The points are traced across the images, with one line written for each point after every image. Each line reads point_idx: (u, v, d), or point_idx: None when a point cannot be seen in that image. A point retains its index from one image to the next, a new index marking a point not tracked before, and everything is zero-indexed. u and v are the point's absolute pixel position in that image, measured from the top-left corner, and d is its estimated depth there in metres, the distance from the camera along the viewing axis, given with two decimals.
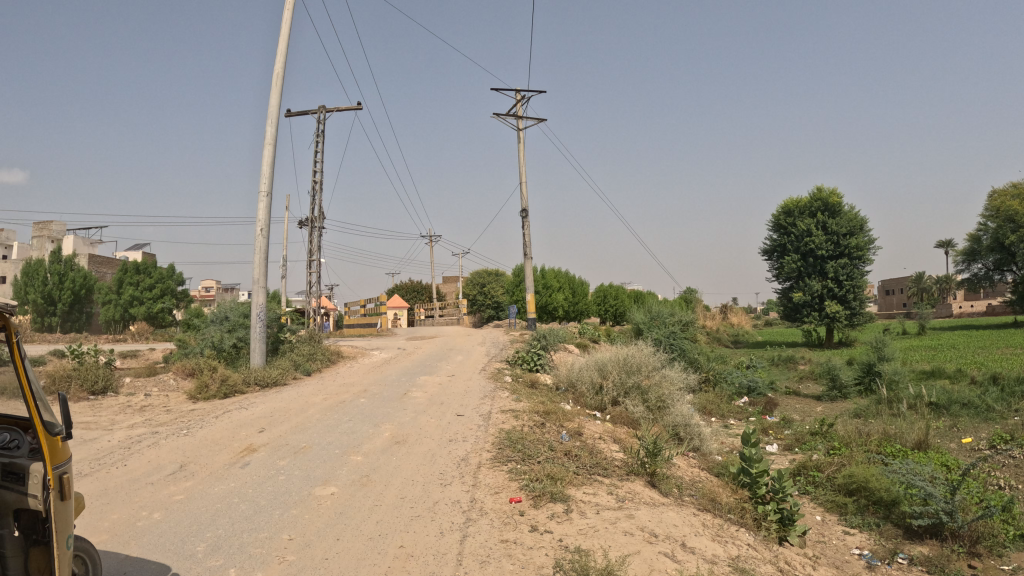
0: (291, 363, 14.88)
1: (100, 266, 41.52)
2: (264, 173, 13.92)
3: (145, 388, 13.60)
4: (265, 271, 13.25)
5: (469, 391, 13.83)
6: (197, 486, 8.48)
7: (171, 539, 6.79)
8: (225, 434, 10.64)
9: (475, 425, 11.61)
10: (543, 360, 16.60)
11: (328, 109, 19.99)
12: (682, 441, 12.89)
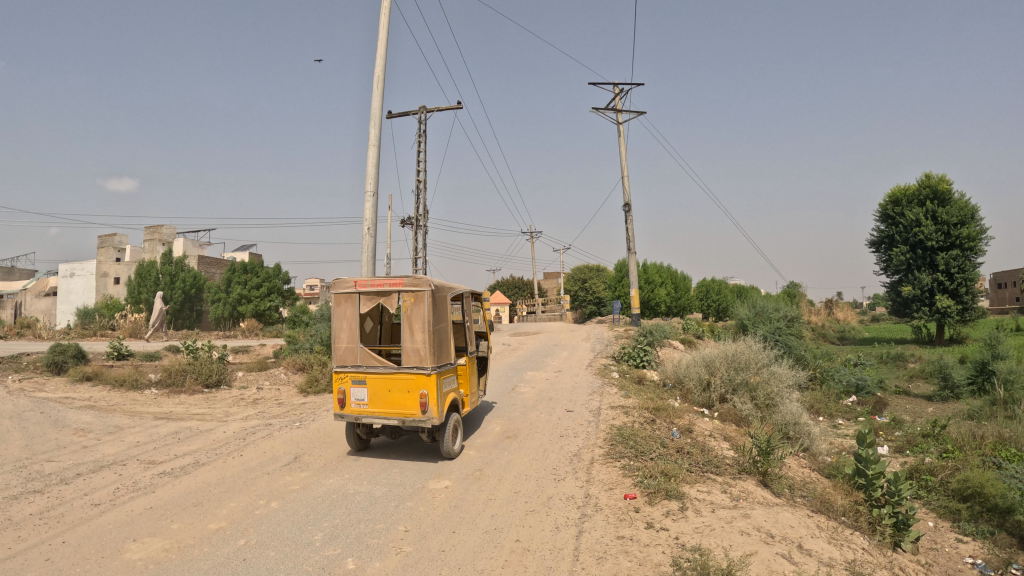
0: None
1: (210, 267, 43.72)
2: (370, 173, 14.15)
3: (257, 382, 14.16)
4: (372, 269, 13.48)
5: (577, 387, 13.71)
6: (312, 477, 8.51)
7: (288, 527, 6.76)
8: (338, 427, 10.79)
9: (586, 421, 11.45)
10: (650, 356, 16.44)
11: (427, 109, 20.24)
12: (792, 441, 12.34)
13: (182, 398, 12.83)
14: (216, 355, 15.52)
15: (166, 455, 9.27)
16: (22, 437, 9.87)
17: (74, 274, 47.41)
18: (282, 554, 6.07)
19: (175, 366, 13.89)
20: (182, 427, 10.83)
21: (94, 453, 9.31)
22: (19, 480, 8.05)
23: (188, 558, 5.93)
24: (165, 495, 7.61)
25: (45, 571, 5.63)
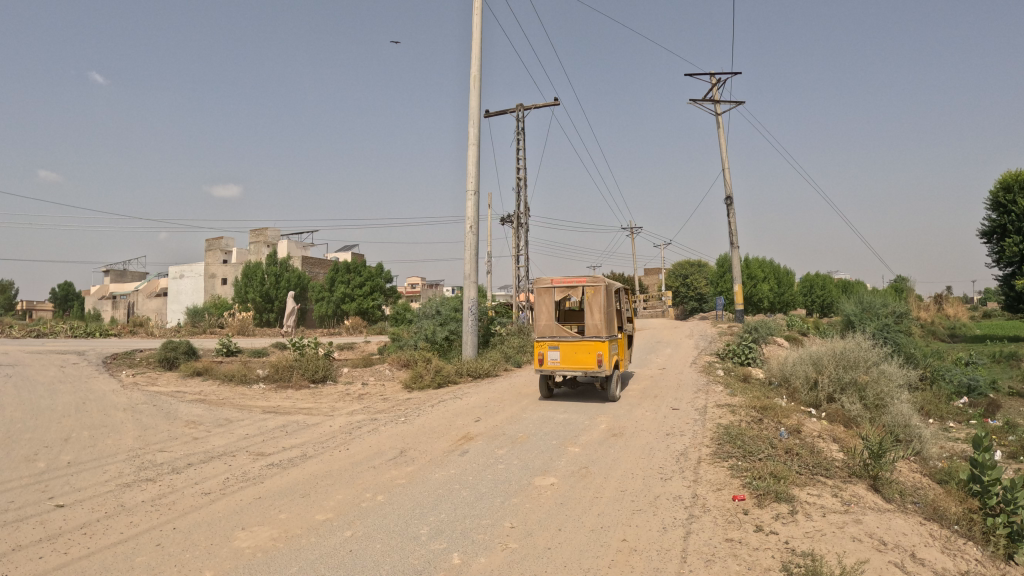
0: (502, 355, 15.52)
1: (313, 266, 45.29)
2: (471, 171, 14.32)
3: (362, 377, 14.52)
4: (475, 267, 13.63)
5: (683, 385, 13.54)
6: (418, 471, 8.65)
7: (394, 521, 6.86)
8: (443, 423, 10.95)
9: (692, 420, 11.24)
10: (755, 354, 16.06)
11: (524, 106, 20.41)
12: (902, 443, 11.76)
13: (290, 393, 13.26)
14: (322, 351, 16.00)
15: (275, 447, 9.58)
16: (137, 428, 10.40)
17: (183, 274, 49.94)
18: (389, 547, 6.15)
19: (282, 363, 14.34)
20: (290, 420, 11.18)
21: (203, 444, 9.70)
22: (132, 468, 8.46)
23: (294, 548, 6.07)
24: (273, 486, 7.86)
25: (156, 556, 5.86)
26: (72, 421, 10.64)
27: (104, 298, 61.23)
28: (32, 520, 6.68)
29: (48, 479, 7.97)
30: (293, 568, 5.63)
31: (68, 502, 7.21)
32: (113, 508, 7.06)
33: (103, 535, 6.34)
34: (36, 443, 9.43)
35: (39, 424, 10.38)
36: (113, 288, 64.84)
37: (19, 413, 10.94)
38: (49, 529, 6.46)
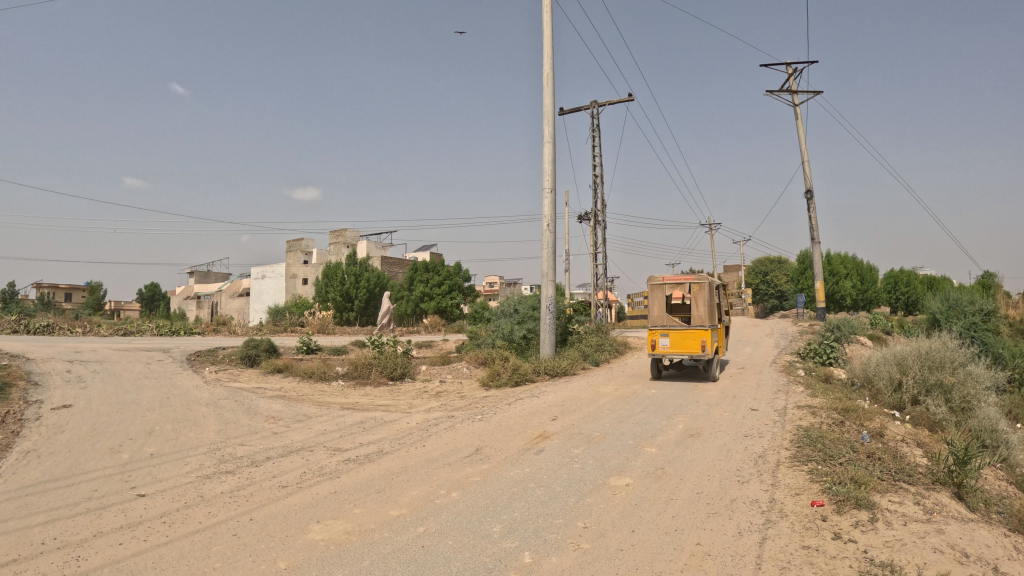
0: (578, 353, 15.67)
1: (393, 266, 46.06)
2: (548, 170, 14.34)
3: (440, 374, 14.78)
4: (553, 264, 13.64)
5: (762, 384, 13.31)
6: (494, 469, 8.70)
7: (468, 518, 6.92)
8: (519, 421, 11.02)
9: (770, 421, 10.98)
10: (836, 353, 15.50)
11: (599, 103, 20.33)
12: (991, 450, 11.16)
13: (368, 390, 13.54)
14: (401, 349, 16.42)
15: (352, 443, 9.78)
16: (217, 422, 10.76)
17: (266, 274, 51.61)
18: (462, 545, 6.20)
19: (362, 360, 14.74)
20: (367, 417, 11.40)
21: (281, 439, 9.97)
22: (212, 461, 8.75)
23: (367, 542, 6.21)
24: (348, 481, 8.04)
25: (232, 547, 6.04)
26: (155, 415, 11.03)
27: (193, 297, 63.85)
28: (114, 509, 6.97)
29: (131, 470, 8.30)
30: (365, 563, 5.73)
31: (149, 492, 7.51)
32: (192, 499, 7.31)
33: (180, 525, 6.57)
34: (121, 435, 9.76)
35: (123, 418, 10.71)
36: (201, 288, 67.56)
37: (106, 407, 11.28)
38: (129, 518, 6.73)
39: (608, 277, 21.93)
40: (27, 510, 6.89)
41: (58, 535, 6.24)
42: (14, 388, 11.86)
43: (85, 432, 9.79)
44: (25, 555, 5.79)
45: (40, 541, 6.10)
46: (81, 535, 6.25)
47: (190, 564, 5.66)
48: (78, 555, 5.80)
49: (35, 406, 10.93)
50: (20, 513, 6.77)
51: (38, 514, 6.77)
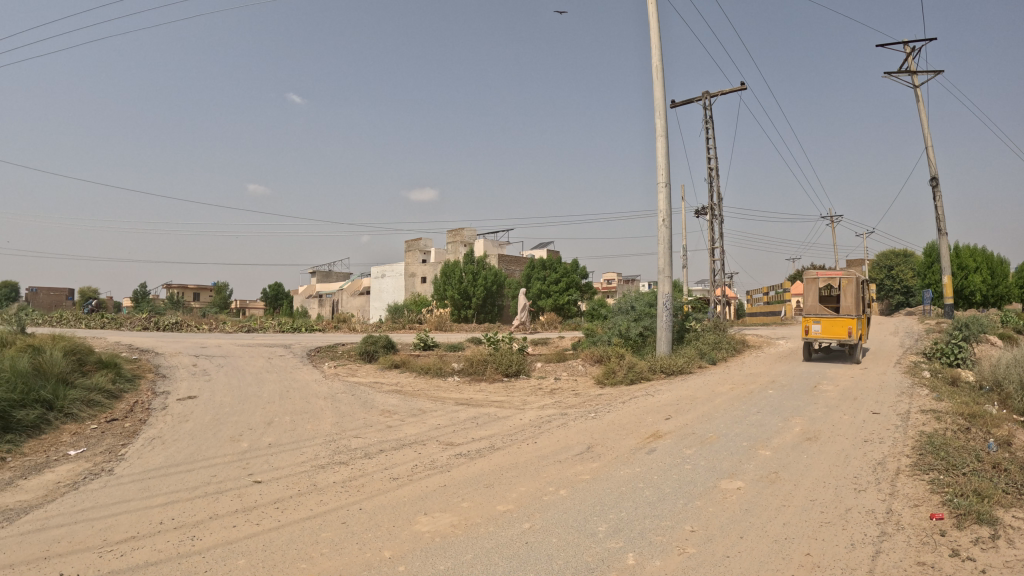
0: (694, 351, 12.95)
1: (510, 264, 45.40)
2: (661, 165, 13.44)
3: (555, 371, 12.95)
4: (669, 260, 12.80)
5: (884, 381, 11.37)
6: (604, 469, 6.57)
7: (573, 516, 5.20)
8: (632, 420, 8.60)
9: (891, 425, 8.21)
10: (965, 353, 14.36)
11: (712, 93, 19.63)
12: None
13: (482, 386, 12.05)
14: (516, 347, 14.79)
15: (464, 436, 8.08)
16: (332, 412, 9.37)
17: (385, 274, 53.40)
18: (566, 546, 4.59)
19: (476, 357, 13.46)
20: (483, 411, 9.70)
21: (392, 431, 8.42)
22: (324, 451, 7.28)
23: (468, 537, 4.77)
24: (458, 473, 6.42)
25: (339, 533, 4.84)
26: (274, 405, 9.70)
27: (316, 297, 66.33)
28: (232, 492, 5.80)
29: (249, 457, 6.93)
30: (465, 557, 4.39)
31: (265, 477, 6.24)
32: (304, 485, 6.03)
33: (292, 509, 5.38)
34: (241, 425, 8.32)
35: (243, 408, 9.32)
36: (324, 288, 70.11)
37: (228, 398, 9.99)
38: (245, 500, 5.59)
39: (727, 272, 20.72)
40: (148, 491, 5.79)
41: (176, 514, 5.19)
42: (140, 380, 10.68)
43: (208, 421, 8.39)
44: (139, 533, 4.80)
45: (157, 520, 5.08)
46: (197, 515, 5.18)
47: (293, 547, 4.55)
48: (190, 534, 4.79)
49: (162, 397, 9.66)
50: (142, 494, 5.69)
51: (158, 495, 5.67)
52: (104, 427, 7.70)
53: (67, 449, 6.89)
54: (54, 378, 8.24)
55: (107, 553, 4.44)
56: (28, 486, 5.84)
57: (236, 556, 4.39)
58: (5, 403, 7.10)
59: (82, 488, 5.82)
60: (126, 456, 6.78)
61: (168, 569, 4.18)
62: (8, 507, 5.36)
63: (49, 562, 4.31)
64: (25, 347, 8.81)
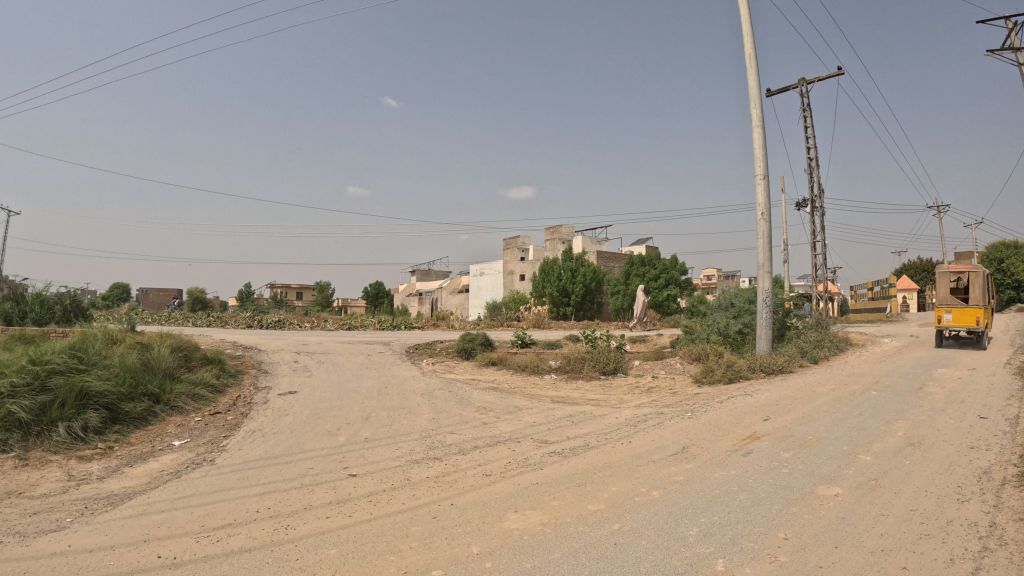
0: (795, 349, 11.88)
1: (609, 260, 44.01)
2: (757, 155, 11.37)
3: (653, 370, 10.24)
4: (770, 256, 10.54)
5: (998, 388, 10.04)
6: (699, 471, 5.36)
7: (664, 518, 4.28)
8: (729, 421, 7.07)
9: (1004, 432, 6.77)
10: None
11: (808, 81, 18.79)
12: None
13: (578, 384, 9.31)
14: (614, 343, 12.10)
15: (559, 435, 6.33)
16: (428, 410, 7.46)
17: (485, 272, 54.00)
18: (649, 550, 3.77)
19: (571, 354, 10.47)
20: (578, 410, 7.46)
21: (490, 428, 6.59)
22: (420, 447, 5.90)
23: (555, 536, 3.99)
24: (557, 471, 5.24)
25: (430, 527, 4.11)
26: (372, 402, 7.94)
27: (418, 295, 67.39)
28: (325, 484, 4.94)
29: (346, 452, 5.79)
30: (551, 556, 3.70)
31: (361, 471, 5.22)
32: (399, 479, 5.01)
33: (385, 503, 4.53)
34: (339, 419, 7.01)
35: (342, 404, 7.88)
36: (424, 288, 71.01)
37: (326, 394, 8.55)
38: (337, 492, 4.74)
39: (829, 268, 19.63)
40: (247, 480, 5.07)
41: (273, 503, 4.58)
42: (247, 374, 9.93)
43: (307, 415, 7.28)
44: (236, 520, 4.29)
45: (254, 508, 4.51)
46: (294, 505, 4.52)
47: (383, 540, 3.92)
48: (286, 523, 4.22)
49: (264, 392, 8.80)
50: (238, 483, 5.01)
51: (256, 484, 4.97)
52: (209, 420, 7.35)
53: (172, 439, 6.61)
54: (161, 373, 8.16)
55: (205, 538, 4.04)
56: (134, 474, 5.51)
57: (327, 546, 3.85)
58: (113, 396, 7.08)
59: (183, 476, 5.27)
60: (227, 448, 6.06)
61: (262, 558, 3.72)
62: (112, 493, 5.07)
63: (148, 545, 3.99)
64: (135, 344, 8.73)
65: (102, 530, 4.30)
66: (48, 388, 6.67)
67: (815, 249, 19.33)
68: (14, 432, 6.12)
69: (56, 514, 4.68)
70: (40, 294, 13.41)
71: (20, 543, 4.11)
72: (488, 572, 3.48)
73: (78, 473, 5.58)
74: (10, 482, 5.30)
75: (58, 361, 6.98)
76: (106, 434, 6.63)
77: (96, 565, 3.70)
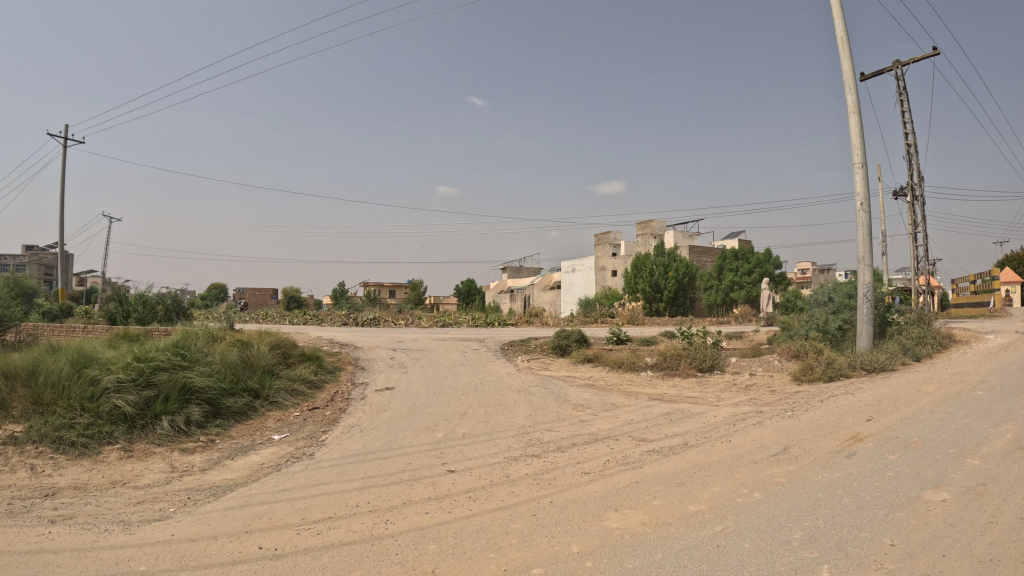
0: (895, 346, 11.35)
1: (701, 255, 43.10)
2: (854, 141, 10.89)
3: (750, 367, 9.97)
4: (870, 247, 10.07)
5: None
6: (801, 472, 5.11)
7: (767, 521, 4.09)
8: (831, 421, 6.75)
9: None
10: None
11: (904, 62, 17.90)
12: None
13: (674, 381, 9.14)
14: (710, 340, 11.81)
15: (658, 433, 6.19)
16: (525, 407, 7.41)
17: (575, 267, 52.50)
18: (747, 554, 3.58)
19: (669, 350, 10.22)
20: (675, 408, 7.29)
21: (588, 426, 6.49)
22: (518, 443, 5.86)
23: (657, 536, 3.86)
24: (657, 468, 5.13)
25: (530, 524, 4.04)
26: (468, 398, 7.99)
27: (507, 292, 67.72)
28: (424, 479, 4.93)
29: (445, 446, 5.82)
30: (652, 557, 3.57)
31: (459, 467, 5.19)
32: (498, 476, 4.95)
33: (484, 500, 4.48)
34: (436, 415, 7.03)
35: (438, 399, 7.94)
36: (515, 284, 71.12)
37: (423, 389, 8.63)
38: (436, 488, 4.73)
39: (931, 260, 18.67)
40: (346, 475, 5.12)
41: (372, 497, 4.59)
42: (344, 370, 10.12)
43: (405, 411, 7.31)
44: (336, 514, 4.33)
45: (353, 502, 4.54)
46: (392, 500, 4.53)
47: (482, 536, 3.89)
48: (386, 517, 4.23)
49: (361, 387, 8.94)
50: (337, 478, 5.05)
51: (355, 478, 5.01)
52: (306, 415, 7.50)
53: (272, 433, 6.74)
54: (261, 370, 8.38)
55: (305, 531, 4.09)
56: (235, 466, 5.65)
57: (427, 541, 3.83)
58: (215, 391, 7.30)
59: (283, 470, 5.35)
60: (326, 442, 6.14)
61: (362, 551, 3.73)
62: (214, 485, 5.21)
63: (249, 536, 4.06)
64: (236, 342, 9.01)
65: (205, 520, 4.41)
66: (152, 383, 6.94)
67: (915, 239, 18.44)
68: (120, 425, 6.39)
69: (160, 503, 4.83)
70: (143, 295, 14.09)
71: (126, 531, 4.26)
72: (588, 572, 3.39)
73: (181, 464, 5.77)
74: (117, 473, 5.53)
75: (162, 358, 7.26)
76: (207, 427, 6.84)
77: (200, 554, 3.78)
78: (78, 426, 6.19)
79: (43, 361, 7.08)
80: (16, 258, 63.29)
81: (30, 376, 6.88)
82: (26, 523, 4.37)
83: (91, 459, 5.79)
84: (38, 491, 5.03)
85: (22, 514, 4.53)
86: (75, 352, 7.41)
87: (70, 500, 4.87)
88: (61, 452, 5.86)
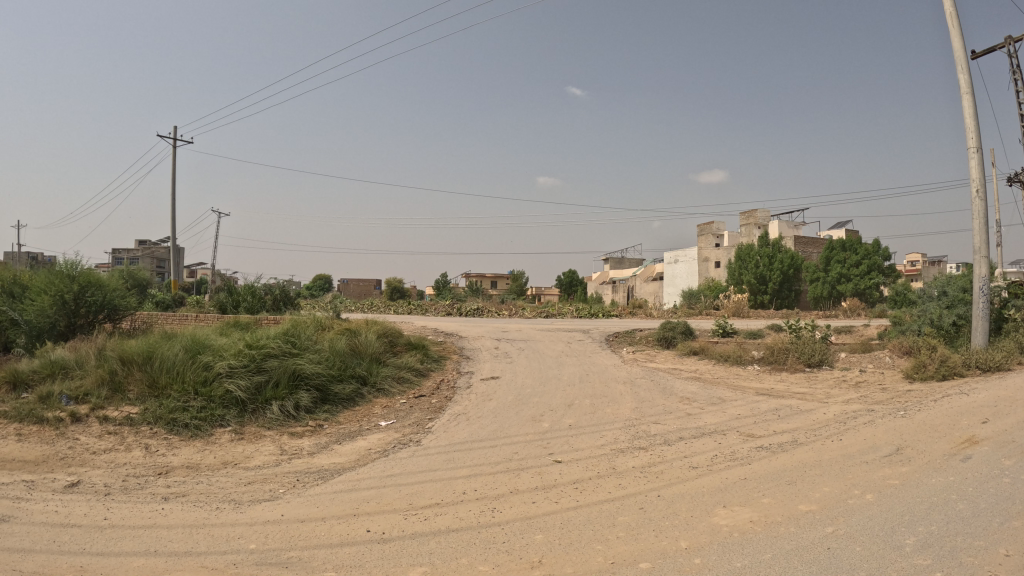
0: (1015, 344, 10.66)
1: (806, 247, 41.62)
2: (967, 124, 10.29)
3: (861, 364, 9.59)
4: (985, 238, 9.51)
5: None
6: (912, 475, 4.88)
7: (877, 524, 3.92)
8: (946, 422, 6.41)
9: None
10: None
11: (1015, 38, 16.77)
12: None
13: (781, 375, 8.91)
14: (819, 333, 11.39)
15: (766, 429, 6.04)
16: (630, 399, 7.36)
17: (678, 259, 51.83)
18: (857, 558, 3.44)
19: (775, 345, 9.98)
20: (782, 404, 7.09)
21: (696, 420, 6.40)
22: (624, 436, 5.81)
23: (766, 536, 3.76)
24: (766, 465, 4.99)
25: (637, 518, 4.02)
26: (573, 389, 8.00)
27: (608, 284, 67.39)
28: (530, 469, 4.97)
29: (551, 437, 5.85)
30: (761, 557, 3.48)
31: (565, 458, 5.20)
32: (605, 469, 4.93)
33: (591, 491, 4.49)
34: (541, 406, 7.06)
35: (543, 390, 7.97)
36: (617, 275, 71.26)
37: (528, 380, 8.69)
38: (543, 478, 4.76)
39: None
40: (452, 462, 5.21)
41: (479, 485, 4.67)
42: (449, 359, 10.26)
43: (510, 400, 7.38)
44: (443, 501, 4.41)
45: (460, 489, 4.62)
46: (500, 489, 4.59)
47: (589, 528, 3.88)
48: (492, 506, 4.29)
49: (465, 376, 9.07)
50: (444, 465, 5.15)
51: (462, 466, 5.10)
52: (413, 402, 7.67)
53: (378, 420, 6.92)
54: (368, 358, 8.63)
55: (412, 516, 4.18)
56: (342, 451, 5.83)
57: (534, 531, 3.86)
58: (324, 377, 7.57)
59: (389, 456, 5.49)
60: (432, 430, 6.26)
61: (469, 538, 3.80)
62: (322, 468, 5.39)
63: (357, 519, 4.18)
64: (343, 331, 9.29)
65: (314, 502, 4.57)
66: (263, 369, 7.25)
67: None
68: (231, 409, 6.70)
69: (270, 484, 5.04)
70: (252, 287, 14.74)
71: (236, 509, 4.47)
72: (694, 569, 3.33)
73: (289, 448, 6.00)
74: (229, 454, 5.80)
75: (272, 345, 7.56)
76: (316, 412, 7.08)
77: (308, 535, 3.92)
78: (192, 409, 6.54)
79: (159, 347, 7.49)
80: (132, 253, 67.23)
81: (146, 360, 7.30)
82: (142, 499, 4.65)
83: (203, 440, 6.09)
84: (153, 469, 5.33)
85: (137, 490, 4.82)
86: (189, 339, 7.79)
87: (182, 479, 5.14)
88: (175, 433, 6.20)
